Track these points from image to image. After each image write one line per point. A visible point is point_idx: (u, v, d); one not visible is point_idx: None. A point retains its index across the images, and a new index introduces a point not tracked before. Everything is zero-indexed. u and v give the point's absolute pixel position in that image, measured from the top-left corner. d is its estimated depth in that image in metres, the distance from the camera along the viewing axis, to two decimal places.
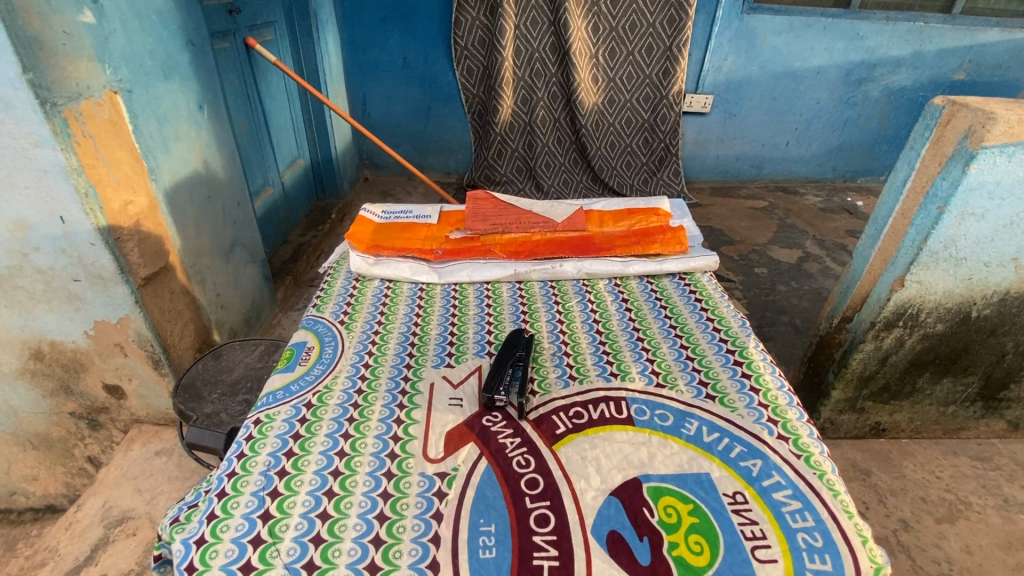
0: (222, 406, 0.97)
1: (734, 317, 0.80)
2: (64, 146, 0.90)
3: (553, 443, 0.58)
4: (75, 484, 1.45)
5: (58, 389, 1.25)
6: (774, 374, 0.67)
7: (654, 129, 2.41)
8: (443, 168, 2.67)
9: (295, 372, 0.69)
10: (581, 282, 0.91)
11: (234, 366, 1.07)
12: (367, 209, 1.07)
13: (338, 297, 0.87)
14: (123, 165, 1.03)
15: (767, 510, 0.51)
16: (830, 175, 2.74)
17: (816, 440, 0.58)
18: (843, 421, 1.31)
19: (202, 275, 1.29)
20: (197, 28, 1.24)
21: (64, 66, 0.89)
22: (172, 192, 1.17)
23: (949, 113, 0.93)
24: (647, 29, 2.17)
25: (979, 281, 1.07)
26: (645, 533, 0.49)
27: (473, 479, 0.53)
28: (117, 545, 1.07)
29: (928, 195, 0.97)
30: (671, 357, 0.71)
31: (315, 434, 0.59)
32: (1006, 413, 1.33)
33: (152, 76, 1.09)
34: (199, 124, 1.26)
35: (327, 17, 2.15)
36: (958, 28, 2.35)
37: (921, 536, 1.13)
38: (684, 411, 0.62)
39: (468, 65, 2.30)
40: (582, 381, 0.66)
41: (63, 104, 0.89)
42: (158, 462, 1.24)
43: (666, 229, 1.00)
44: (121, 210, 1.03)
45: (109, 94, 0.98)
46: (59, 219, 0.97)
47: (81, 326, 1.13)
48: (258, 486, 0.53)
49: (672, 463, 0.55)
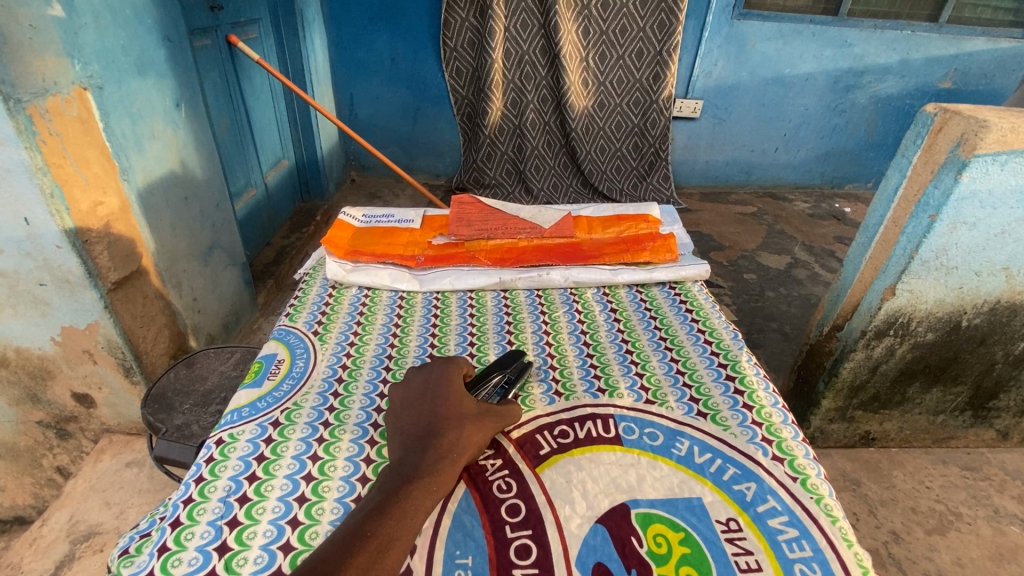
0: (194, 417, 0.92)
1: (725, 329, 0.77)
2: (29, 144, 0.86)
3: (537, 464, 0.54)
4: (43, 495, 1.40)
5: (24, 397, 1.19)
6: (768, 391, 0.64)
7: (644, 133, 2.40)
8: (431, 170, 2.64)
9: (263, 388, 0.65)
10: (568, 291, 0.89)
11: (208, 375, 1.02)
12: (347, 212, 1.03)
13: (314, 306, 0.83)
14: (94, 165, 0.99)
15: (762, 538, 0.48)
16: (818, 181, 2.75)
17: (812, 461, 0.55)
18: (832, 430, 1.30)
19: (179, 279, 1.24)
20: (175, 24, 1.20)
21: (29, 60, 0.85)
22: (146, 193, 1.12)
23: (941, 120, 0.92)
24: (638, 34, 2.16)
25: (969, 291, 1.06)
26: (634, 566, 0.46)
27: (450, 506, 0.50)
28: (83, 562, 1.02)
29: (920, 203, 0.96)
30: (661, 371, 0.68)
31: (280, 456, 0.55)
32: (994, 422, 1.32)
33: (125, 72, 1.05)
34: (176, 122, 1.22)
35: (313, 16, 2.11)
36: (945, 37, 2.37)
37: (913, 548, 1.11)
38: (674, 430, 0.59)
39: (457, 66, 2.28)
40: (568, 398, 0.63)
41: (29, 100, 0.85)
42: (129, 473, 1.19)
43: (656, 236, 0.97)
44: (90, 211, 0.99)
45: (78, 91, 0.94)
46: (24, 221, 0.93)
47: (48, 332, 1.08)
48: (216, 514, 0.49)
49: (661, 487, 0.52)
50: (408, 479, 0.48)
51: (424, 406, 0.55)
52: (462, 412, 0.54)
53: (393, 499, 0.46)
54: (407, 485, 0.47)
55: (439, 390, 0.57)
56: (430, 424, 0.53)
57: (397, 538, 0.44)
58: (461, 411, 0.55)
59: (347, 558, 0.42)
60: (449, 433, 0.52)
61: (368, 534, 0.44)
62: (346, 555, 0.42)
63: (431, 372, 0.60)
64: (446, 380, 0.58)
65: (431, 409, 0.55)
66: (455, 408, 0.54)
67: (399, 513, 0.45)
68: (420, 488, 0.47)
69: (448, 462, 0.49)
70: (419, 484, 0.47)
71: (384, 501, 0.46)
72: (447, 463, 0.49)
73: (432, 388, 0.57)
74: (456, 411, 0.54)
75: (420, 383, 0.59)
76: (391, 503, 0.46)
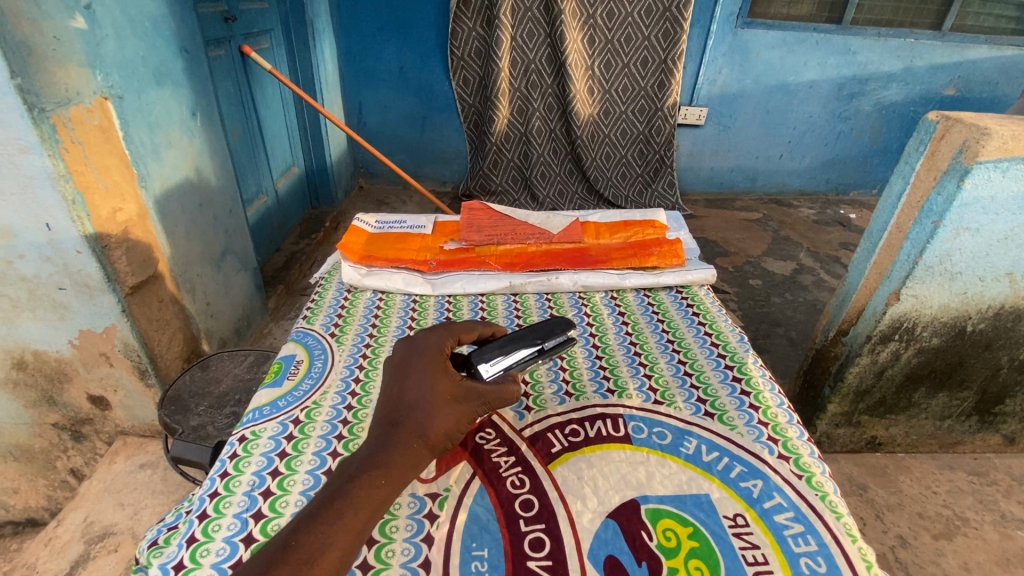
0: (209, 418, 0.95)
1: (731, 332, 0.79)
2: (52, 152, 0.89)
3: (549, 462, 0.56)
4: (57, 497, 1.42)
5: (41, 400, 1.22)
6: (773, 392, 0.66)
7: (649, 140, 2.42)
8: (437, 177, 2.67)
9: (283, 387, 0.67)
10: (577, 295, 0.90)
11: (223, 378, 1.04)
12: (361, 218, 1.05)
13: (329, 309, 0.85)
14: (113, 172, 1.02)
15: (768, 534, 0.49)
16: (823, 188, 2.76)
17: (817, 459, 0.56)
18: (839, 435, 1.31)
19: (192, 283, 1.27)
20: (191, 36, 1.23)
21: (54, 71, 0.87)
22: (162, 200, 1.15)
23: (943, 128, 0.93)
24: (642, 42, 2.19)
25: (974, 296, 1.07)
26: (643, 559, 0.47)
27: (466, 500, 0.52)
28: (98, 561, 1.04)
29: (923, 210, 0.97)
30: (669, 373, 0.69)
31: (302, 453, 0.57)
32: (1001, 427, 1.32)
33: (144, 82, 1.08)
34: (192, 131, 1.25)
35: (323, 27, 2.15)
36: (948, 45, 2.38)
37: (919, 552, 1.11)
38: (683, 429, 0.60)
39: (464, 75, 2.31)
40: (578, 398, 0.65)
41: (53, 110, 0.88)
42: (143, 475, 1.21)
43: (663, 242, 0.99)
44: (110, 217, 1.01)
45: (100, 100, 0.97)
46: (45, 227, 0.96)
47: (66, 335, 1.11)
48: (241, 507, 0.51)
49: (670, 484, 0.54)
50: (356, 473, 0.46)
51: (392, 393, 0.53)
52: (431, 397, 0.52)
53: (330, 501, 0.44)
54: (348, 485, 0.45)
55: (408, 374, 0.54)
56: (393, 414, 0.51)
57: (333, 538, 0.42)
58: (428, 399, 0.52)
59: (282, 559, 0.40)
60: (407, 427, 0.50)
61: (295, 541, 0.41)
62: (270, 561, 0.40)
63: (414, 351, 0.57)
64: (420, 363, 0.55)
65: (397, 398, 0.52)
66: (424, 390, 0.52)
67: (335, 515, 0.43)
68: (362, 488, 0.45)
69: (402, 456, 0.48)
70: (363, 481, 0.45)
71: (322, 502, 0.44)
72: (400, 457, 0.48)
73: (407, 367, 0.55)
74: (420, 402, 0.52)
75: (396, 364, 0.56)
76: (326, 505, 0.44)
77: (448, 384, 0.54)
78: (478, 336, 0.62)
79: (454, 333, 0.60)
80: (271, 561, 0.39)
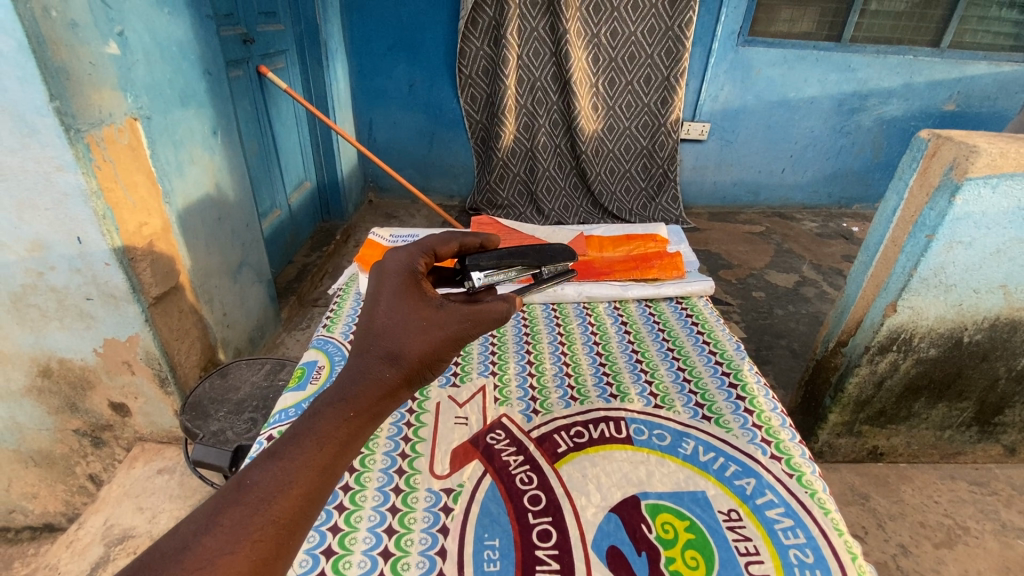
0: (229, 423, 0.99)
1: (728, 341, 0.82)
2: (85, 170, 0.94)
3: (555, 461, 0.60)
4: (74, 502, 1.46)
5: (64, 406, 1.26)
6: (768, 397, 0.69)
7: (652, 155, 2.47)
8: (445, 191, 2.73)
9: (307, 391, 0.71)
10: (581, 305, 0.94)
11: (241, 386, 1.09)
12: (376, 232, 1.10)
13: (348, 318, 0.89)
14: (140, 189, 1.07)
15: (760, 527, 0.52)
16: (825, 201, 2.80)
17: (808, 460, 0.60)
18: (840, 445, 1.33)
19: (210, 294, 1.32)
20: (214, 58, 1.30)
21: (89, 94, 0.93)
22: (185, 214, 1.20)
23: (935, 146, 0.97)
24: (645, 60, 2.25)
25: (969, 308, 1.10)
26: (643, 548, 0.51)
27: (478, 495, 0.55)
28: (118, 563, 1.08)
29: (917, 224, 1.01)
30: (669, 379, 0.73)
31: None
32: (1001, 438, 1.34)
33: (170, 103, 1.14)
34: (212, 148, 1.31)
35: (336, 47, 2.23)
36: (947, 61, 2.43)
37: (920, 561, 1.13)
38: (681, 431, 0.64)
39: (471, 93, 2.38)
40: (582, 402, 0.68)
41: (86, 130, 0.93)
42: (160, 480, 1.25)
43: (664, 255, 1.03)
44: (136, 231, 1.07)
45: (130, 121, 1.03)
46: (76, 240, 1.01)
47: (91, 343, 1.16)
48: None
49: (669, 481, 0.57)
50: (320, 407, 0.42)
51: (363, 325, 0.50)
52: (404, 325, 0.49)
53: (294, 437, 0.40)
54: (311, 418, 0.41)
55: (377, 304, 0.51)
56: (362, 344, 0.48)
57: (299, 471, 0.38)
58: (400, 327, 0.49)
59: (236, 501, 0.36)
60: (379, 358, 0.47)
61: (249, 481, 0.37)
62: (222, 504, 0.36)
63: (383, 278, 0.54)
64: (390, 291, 0.52)
65: (368, 328, 0.49)
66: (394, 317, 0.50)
67: (297, 450, 0.39)
68: (329, 419, 0.41)
69: (372, 384, 0.45)
70: (329, 413, 0.42)
71: (283, 440, 0.40)
72: (368, 390, 0.44)
73: (377, 295, 0.52)
74: (393, 330, 0.49)
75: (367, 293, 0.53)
76: (288, 441, 0.40)
77: (419, 315, 0.51)
78: (458, 246, 0.66)
79: (423, 248, 0.59)
80: (224, 502, 0.36)
